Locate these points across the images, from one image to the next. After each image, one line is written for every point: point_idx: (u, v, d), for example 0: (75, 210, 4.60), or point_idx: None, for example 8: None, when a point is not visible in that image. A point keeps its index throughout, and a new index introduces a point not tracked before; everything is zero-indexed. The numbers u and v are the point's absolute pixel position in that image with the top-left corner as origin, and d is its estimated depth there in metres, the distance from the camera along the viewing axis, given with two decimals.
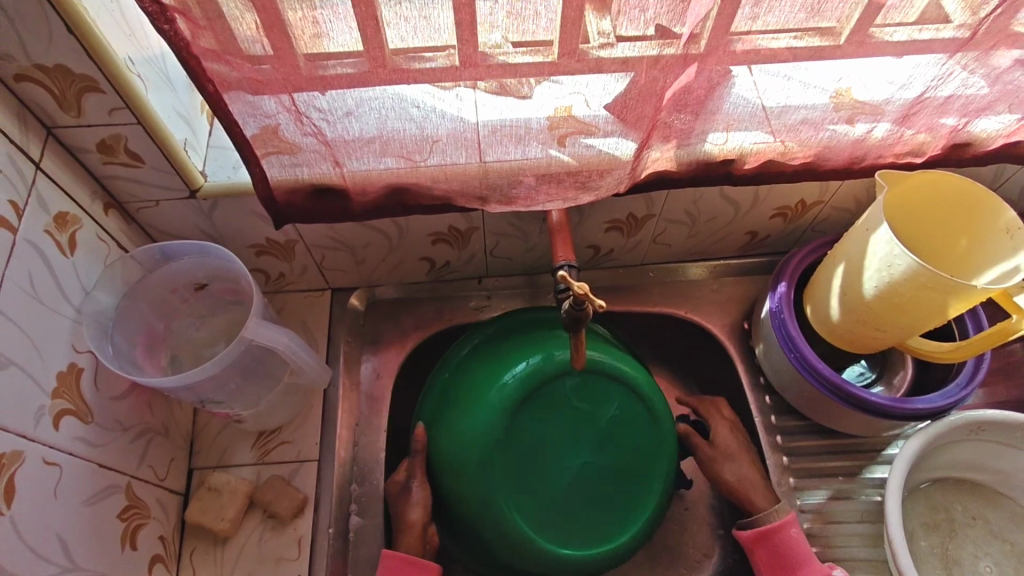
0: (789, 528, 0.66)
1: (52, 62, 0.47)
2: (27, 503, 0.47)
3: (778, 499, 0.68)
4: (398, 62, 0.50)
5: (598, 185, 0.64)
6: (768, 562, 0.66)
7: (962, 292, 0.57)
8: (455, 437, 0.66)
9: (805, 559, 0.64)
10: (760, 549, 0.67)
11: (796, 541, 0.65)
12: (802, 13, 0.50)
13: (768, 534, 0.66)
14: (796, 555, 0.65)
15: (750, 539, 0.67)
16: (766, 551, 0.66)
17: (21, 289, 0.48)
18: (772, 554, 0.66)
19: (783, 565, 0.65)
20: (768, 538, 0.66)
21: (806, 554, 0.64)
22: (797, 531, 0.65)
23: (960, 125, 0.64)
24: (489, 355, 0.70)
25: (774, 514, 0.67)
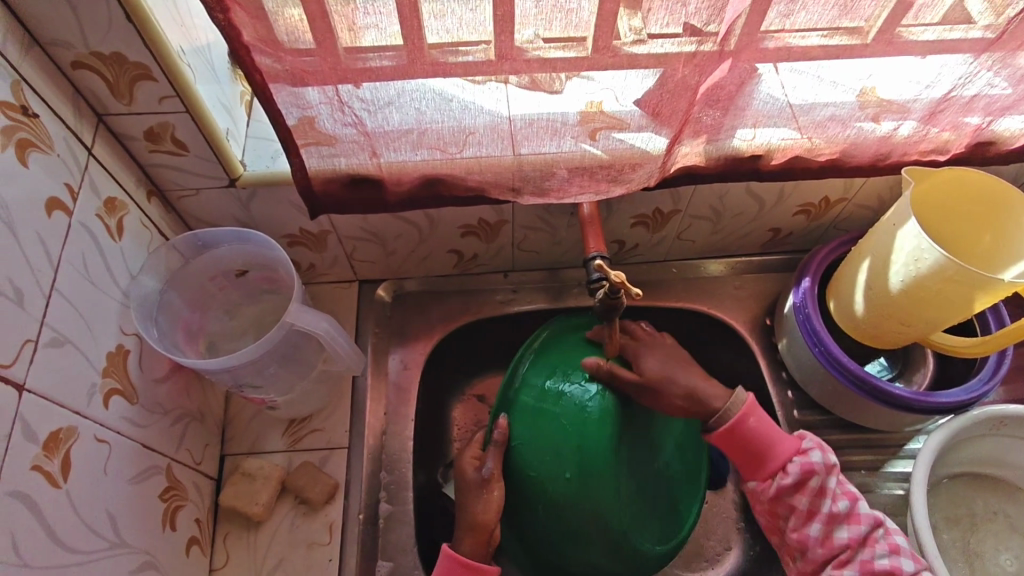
0: (749, 419, 0.64)
1: (108, 50, 0.48)
2: (80, 477, 0.48)
3: (730, 391, 0.65)
4: (435, 57, 0.52)
5: (630, 178, 0.65)
6: (740, 457, 0.64)
7: (989, 286, 0.58)
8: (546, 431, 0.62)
9: (774, 442, 0.63)
10: (730, 448, 0.64)
11: (757, 430, 0.63)
12: (833, 12, 0.51)
13: (732, 432, 0.64)
14: (762, 442, 0.63)
15: (719, 440, 0.65)
16: (735, 447, 0.64)
17: (73, 270, 0.50)
18: (741, 450, 0.64)
19: (755, 458, 0.63)
20: (733, 435, 0.64)
21: (772, 439, 0.63)
22: (757, 419, 0.64)
23: (985, 123, 0.65)
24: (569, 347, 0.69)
25: (731, 410, 0.64)
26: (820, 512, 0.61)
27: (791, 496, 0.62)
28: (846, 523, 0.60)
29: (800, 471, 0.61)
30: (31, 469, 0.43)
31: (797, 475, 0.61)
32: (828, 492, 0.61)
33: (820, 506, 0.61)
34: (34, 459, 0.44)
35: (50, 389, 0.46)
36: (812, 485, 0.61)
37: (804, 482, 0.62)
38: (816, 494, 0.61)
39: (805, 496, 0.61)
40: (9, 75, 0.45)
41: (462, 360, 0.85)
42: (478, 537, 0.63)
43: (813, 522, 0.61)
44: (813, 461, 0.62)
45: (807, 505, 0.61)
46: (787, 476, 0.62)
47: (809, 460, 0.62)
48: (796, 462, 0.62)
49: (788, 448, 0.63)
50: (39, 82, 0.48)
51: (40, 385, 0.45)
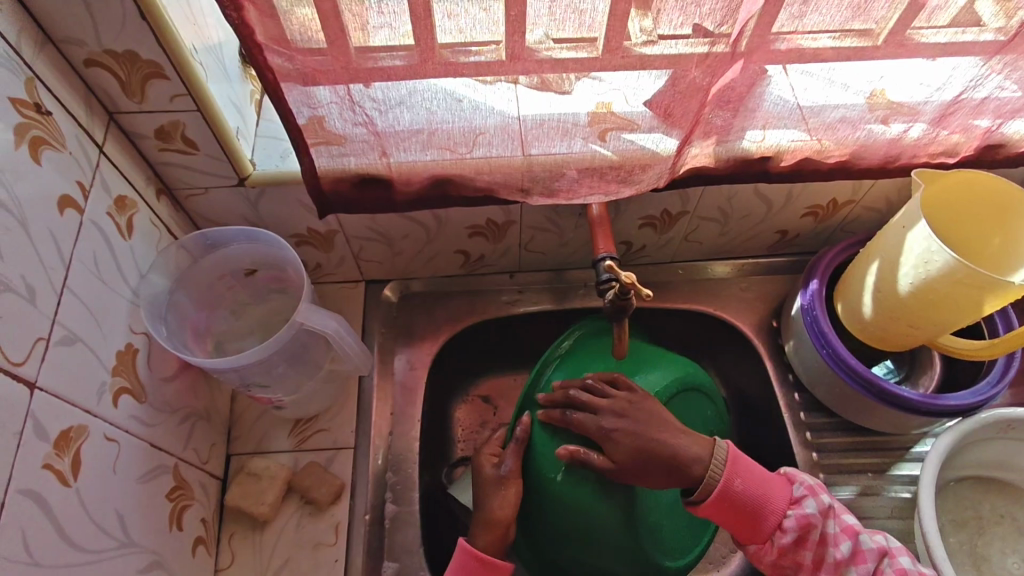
0: (734, 482, 0.60)
1: (121, 48, 0.48)
2: (90, 476, 0.48)
3: (705, 454, 0.60)
4: (446, 57, 0.52)
5: (640, 180, 0.65)
6: (733, 523, 0.61)
7: (1000, 289, 0.58)
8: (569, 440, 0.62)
9: (765, 498, 0.60)
10: (722, 516, 0.60)
11: (745, 489, 0.60)
12: (844, 14, 0.51)
13: (721, 500, 0.59)
14: (754, 502, 0.60)
15: (708, 511, 0.60)
16: (726, 515, 0.60)
17: (84, 267, 0.50)
18: (733, 516, 0.60)
19: (750, 520, 0.60)
20: (723, 502, 0.59)
21: (765, 497, 0.60)
22: (742, 480, 0.60)
23: (995, 126, 0.65)
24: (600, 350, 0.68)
25: (715, 476, 0.59)
26: (825, 562, 0.60)
27: (796, 552, 0.60)
28: (854, 565, 0.60)
29: (798, 526, 0.60)
30: (42, 467, 0.43)
31: (797, 531, 0.60)
32: (829, 538, 0.60)
33: (825, 555, 0.60)
34: (45, 457, 0.44)
35: (61, 388, 0.46)
36: (813, 536, 0.60)
37: (804, 535, 0.60)
38: (819, 544, 0.60)
39: (809, 548, 0.60)
40: (22, 72, 0.45)
41: (468, 361, 0.85)
42: (494, 534, 0.62)
43: (823, 573, 0.60)
44: (808, 512, 0.60)
45: (812, 558, 0.60)
46: (785, 534, 0.60)
47: (805, 512, 0.60)
48: (791, 517, 0.60)
49: (779, 501, 0.60)
50: (51, 79, 0.48)
51: (52, 384, 0.45)
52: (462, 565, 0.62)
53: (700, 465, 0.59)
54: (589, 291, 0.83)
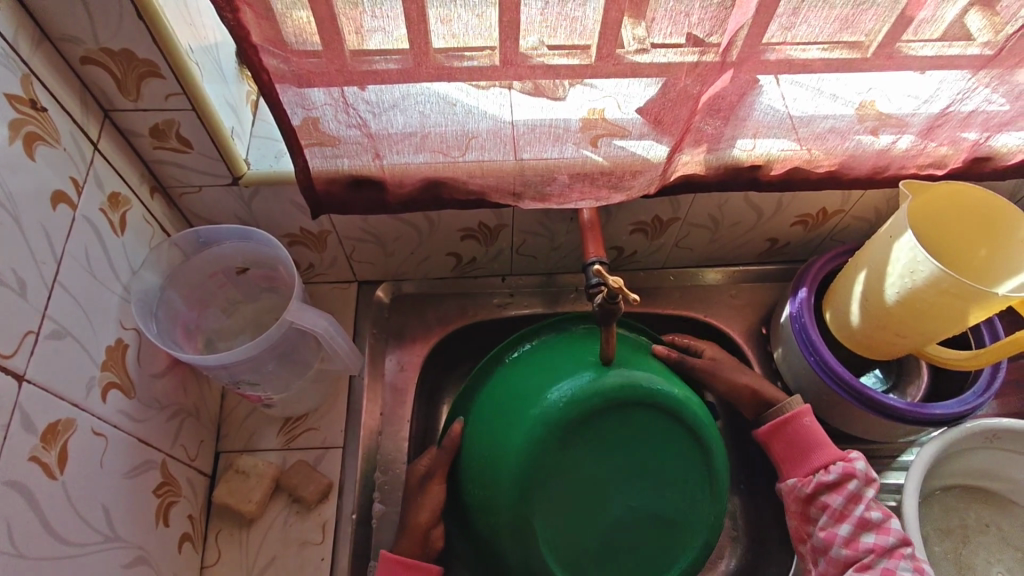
0: (802, 418, 0.69)
1: (118, 46, 0.48)
2: (76, 470, 0.48)
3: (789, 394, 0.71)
4: (440, 61, 0.52)
5: (630, 186, 0.66)
6: (782, 451, 0.68)
7: (984, 299, 0.58)
8: (487, 458, 0.62)
9: (821, 442, 0.67)
10: (774, 443, 0.69)
11: (807, 427, 0.68)
12: (833, 26, 0.52)
13: (781, 426, 0.69)
14: (811, 441, 0.67)
15: (767, 434, 0.70)
16: (778, 440, 0.69)
17: (76, 262, 0.50)
18: (784, 443, 0.68)
19: (798, 452, 0.67)
20: (782, 427, 0.69)
21: (819, 438, 0.67)
22: (810, 420, 0.68)
23: (982, 139, 0.66)
24: (541, 361, 0.66)
25: (788, 405, 0.70)
26: (850, 514, 0.62)
27: (826, 496, 0.64)
28: (875, 531, 0.60)
29: (839, 471, 0.64)
30: (29, 459, 0.44)
31: (839, 475, 0.64)
32: (863, 499, 0.62)
33: (852, 509, 0.62)
34: (32, 450, 0.44)
35: (51, 381, 0.46)
36: (848, 487, 0.63)
37: (841, 483, 0.63)
38: (852, 498, 0.63)
39: (840, 496, 0.63)
40: (19, 69, 0.45)
41: (459, 362, 0.86)
42: (414, 537, 0.64)
43: (841, 522, 0.62)
44: (855, 466, 0.64)
45: (839, 505, 0.63)
46: (826, 474, 0.64)
47: (853, 464, 0.64)
48: (839, 464, 0.64)
49: (833, 450, 0.66)
50: (47, 76, 0.48)
51: (41, 377, 0.45)
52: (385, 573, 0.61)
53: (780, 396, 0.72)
54: (579, 296, 0.83)
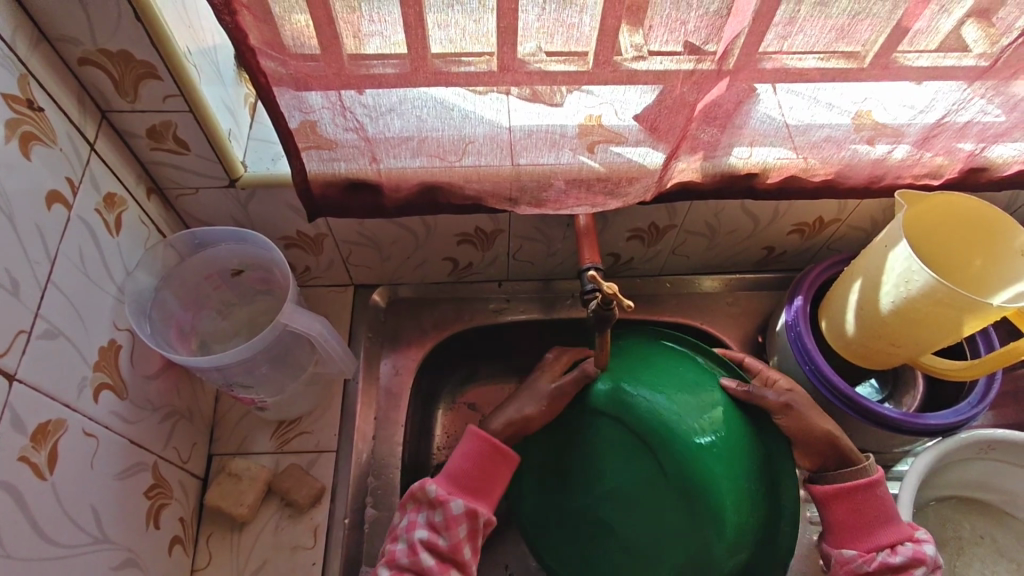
0: (877, 487, 0.63)
1: (116, 48, 0.49)
2: (66, 472, 0.48)
3: (864, 455, 0.65)
4: (438, 66, 0.53)
5: (626, 192, 0.66)
6: (843, 516, 0.63)
7: (978, 310, 0.58)
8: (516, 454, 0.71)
9: (890, 518, 0.62)
10: (838, 505, 0.63)
11: (881, 499, 0.62)
12: (830, 35, 0.52)
13: (852, 491, 0.63)
14: (879, 514, 0.62)
15: (830, 495, 0.64)
16: (843, 504, 0.63)
17: (70, 262, 0.50)
18: (850, 509, 0.63)
19: (863, 521, 0.62)
20: (853, 493, 0.63)
21: (889, 512, 0.62)
22: (884, 491, 0.63)
23: (978, 150, 0.66)
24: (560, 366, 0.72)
25: (865, 470, 0.63)
26: None
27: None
28: None
29: (909, 555, 0.59)
30: (18, 460, 0.43)
31: (907, 559, 0.59)
32: None
33: None
34: (22, 450, 0.44)
35: (42, 381, 0.46)
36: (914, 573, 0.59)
37: (908, 568, 0.59)
38: None
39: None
40: (17, 69, 0.46)
41: (454, 367, 0.86)
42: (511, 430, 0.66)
43: None
44: (926, 551, 0.59)
45: None
46: (893, 555, 0.60)
47: (924, 549, 0.60)
48: (908, 546, 0.60)
49: (902, 530, 0.61)
50: (45, 77, 0.48)
51: (32, 376, 0.45)
52: (476, 451, 0.63)
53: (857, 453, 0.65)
54: (575, 302, 0.83)
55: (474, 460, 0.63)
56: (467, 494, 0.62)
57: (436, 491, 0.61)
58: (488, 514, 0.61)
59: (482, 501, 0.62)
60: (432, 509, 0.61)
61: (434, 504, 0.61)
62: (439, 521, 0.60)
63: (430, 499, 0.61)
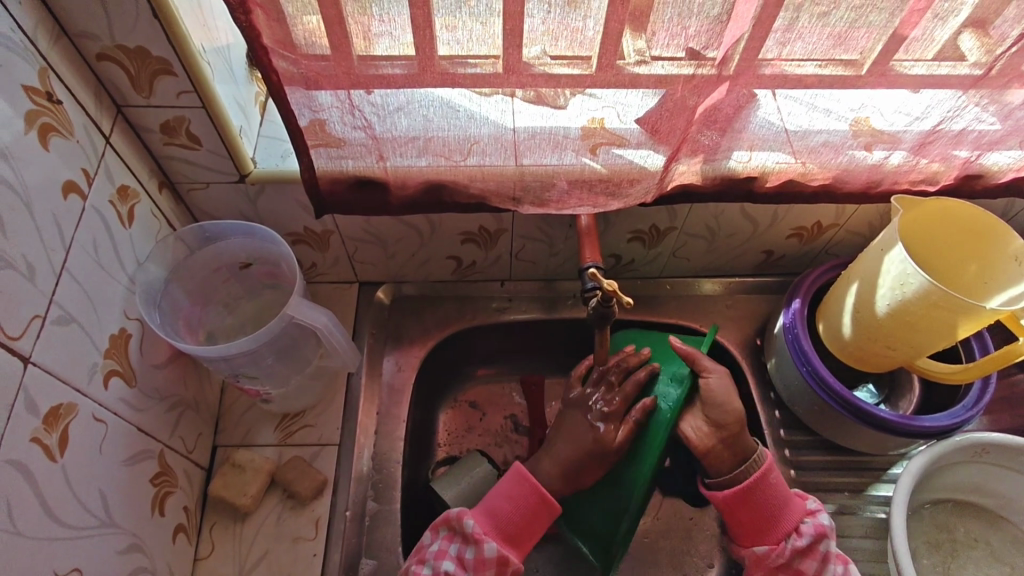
0: (769, 475, 0.64)
1: (133, 44, 0.50)
2: (76, 455, 0.49)
3: (752, 446, 0.66)
4: (445, 67, 0.54)
5: (627, 193, 0.67)
6: (748, 518, 0.64)
7: (972, 313, 0.59)
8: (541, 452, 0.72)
9: (788, 501, 0.64)
10: (740, 509, 0.64)
11: (775, 487, 0.64)
12: (827, 43, 0.53)
13: (749, 491, 0.64)
14: (778, 501, 0.64)
15: (730, 500, 0.64)
16: (746, 507, 0.64)
17: (85, 251, 0.52)
18: (752, 510, 0.64)
19: (767, 517, 0.63)
20: (751, 491, 0.64)
21: (786, 495, 0.64)
22: (777, 475, 0.65)
23: (973, 157, 0.67)
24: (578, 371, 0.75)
25: (756, 464, 0.65)
26: None
27: (799, 561, 0.62)
28: None
29: (813, 533, 0.62)
30: (31, 440, 0.45)
31: (813, 537, 0.62)
32: (833, 558, 0.62)
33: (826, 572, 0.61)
34: (34, 431, 0.45)
35: (55, 365, 0.47)
36: (821, 549, 0.62)
37: (815, 545, 0.62)
38: (825, 560, 0.61)
39: (815, 560, 0.61)
40: (37, 62, 0.47)
41: (456, 365, 0.87)
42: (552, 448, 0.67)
43: None
44: (824, 522, 0.63)
45: (816, 571, 0.61)
46: (800, 538, 0.62)
47: (822, 523, 0.63)
48: (809, 523, 0.63)
49: (799, 508, 0.64)
50: (64, 71, 0.50)
51: (46, 360, 0.46)
52: (522, 497, 0.65)
53: (748, 444, 0.67)
54: (576, 302, 0.84)
55: (517, 507, 0.65)
56: (501, 539, 0.63)
57: (472, 527, 0.62)
58: (517, 563, 0.63)
59: (512, 549, 0.64)
60: (465, 543, 0.62)
61: (468, 539, 0.62)
62: (470, 558, 0.61)
63: (466, 533, 0.62)
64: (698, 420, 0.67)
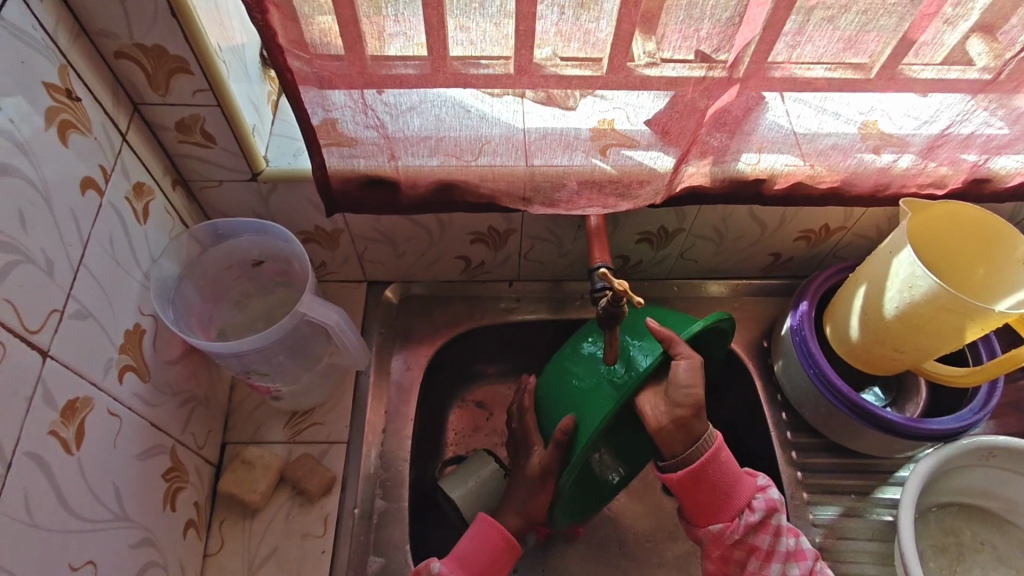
0: (719, 456, 0.63)
1: (151, 42, 0.51)
2: (92, 449, 0.50)
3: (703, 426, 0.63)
4: (456, 68, 0.54)
5: (637, 194, 0.68)
6: (702, 499, 0.63)
7: (981, 315, 0.59)
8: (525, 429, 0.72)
9: (739, 479, 0.63)
10: (695, 490, 0.62)
11: (726, 466, 0.63)
12: (836, 47, 0.54)
13: (702, 472, 0.62)
14: (729, 479, 0.63)
15: (684, 483, 0.62)
16: (700, 489, 0.62)
17: (101, 246, 0.52)
18: (706, 492, 0.62)
19: (720, 496, 0.63)
20: (703, 472, 0.62)
21: (735, 472, 0.63)
22: (726, 454, 0.63)
23: (981, 161, 0.67)
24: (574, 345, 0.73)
25: (705, 444, 0.62)
26: (777, 552, 0.62)
27: (753, 536, 0.63)
28: (796, 562, 0.62)
29: (765, 508, 0.62)
30: (49, 433, 0.45)
31: (764, 513, 0.62)
32: (784, 530, 0.63)
33: (779, 545, 0.62)
34: (52, 424, 0.45)
35: (72, 359, 0.48)
36: (773, 523, 0.63)
37: (767, 519, 0.63)
38: (777, 533, 0.63)
39: (767, 534, 0.62)
40: (58, 59, 0.47)
41: (463, 365, 0.87)
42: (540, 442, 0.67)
43: (772, 564, 0.62)
44: (774, 497, 0.64)
45: (769, 544, 0.62)
46: (753, 513, 0.62)
47: (773, 497, 0.63)
48: (760, 499, 0.63)
49: (750, 484, 0.64)
50: (83, 69, 0.50)
51: (63, 354, 0.47)
52: (481, 532, 0.65)
53: (701, 425, 0.63)
54: (584, 303, 0.85)
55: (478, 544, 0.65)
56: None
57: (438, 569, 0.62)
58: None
59: None
60: None
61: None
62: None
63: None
64: (658, 400, 0.62)
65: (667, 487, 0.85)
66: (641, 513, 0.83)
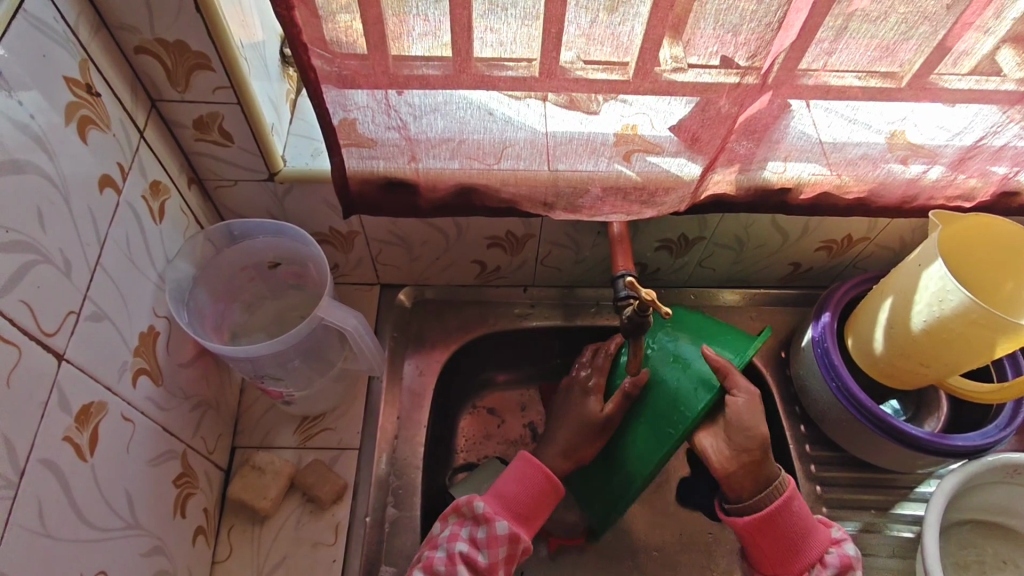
0: (792, 502, 0.61)
1: (172, 38, 0.50)
2: (105, 454, 0.48)
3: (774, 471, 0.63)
4: (480, 70, 0.53)
5: (661, 202, 0.67)
6: (770, 547, 0.61)
7: (1012, 331, 0.58)
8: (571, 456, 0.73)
9: (812, 531, 0.61)
10: (761, 537, 0.62)
11: (798, 515, 0.61)
12: (869, 56, 0.52)
13: (772, 518, 0.61)
14: (802, 530, 0.61)
15: (750, 530, 0.62)
16: (768, 536, 0.61)
17: (118, 246, 0.51)
18: (775, 538, 0.61)
19: (791, 547, 0.61)
20: (773, 518, 0.61)
21: (810, 526, 0.61)
22: (801, 503, 0.61)
23: (1011, 173, 0.66)
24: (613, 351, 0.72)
25: (777, 490, 0.62)
26: None
27: None
28: None
29: (838, 565, 0.60)
30: (63, 439, 0.44)
31: (836, 569, 0.60)
32: None
33: None
34: (67, 430, 0.44)
35: (87, 362, 0.46)
36: None
37: None
38: None
39: None
40: (78, 53, 0.46)
41: (475, 370, 0.86)
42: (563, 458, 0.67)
43: None
44: (849, 553, 0.61)
45: None
46: (824, 568, 0.60)
47: (849, 554, 0.61)
48: (834, 554, 0.60)
49: (823, 538, 0.61)
50: (104, 64, 0.49)
51: (79, 357, 0.46)
52: (528, 474, 0.65)
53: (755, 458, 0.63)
54: (599, 310, 0.83)
55: (524, 484, 0.65)
56: (512, 518, 0.63)
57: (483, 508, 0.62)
58: (528, 540, 0.62)
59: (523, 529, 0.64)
60: (475, 526, 0.62)
61: (479, 520, 0.62)
62: (482, 537, 0.61)
63: (475, 515, 0.62)
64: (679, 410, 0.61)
65: (681, 498, 0.83)
66: (655, 526, 0.81)
